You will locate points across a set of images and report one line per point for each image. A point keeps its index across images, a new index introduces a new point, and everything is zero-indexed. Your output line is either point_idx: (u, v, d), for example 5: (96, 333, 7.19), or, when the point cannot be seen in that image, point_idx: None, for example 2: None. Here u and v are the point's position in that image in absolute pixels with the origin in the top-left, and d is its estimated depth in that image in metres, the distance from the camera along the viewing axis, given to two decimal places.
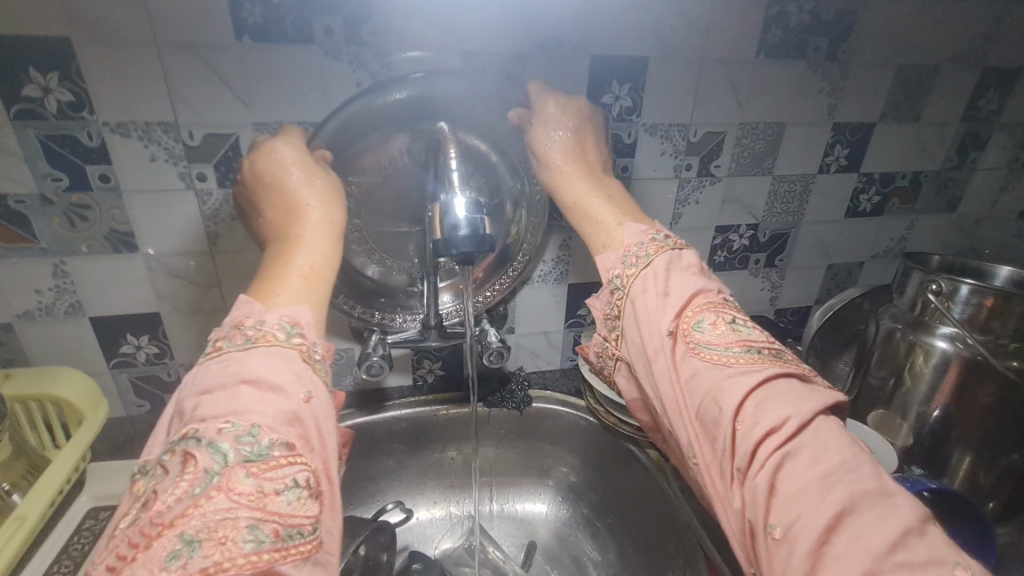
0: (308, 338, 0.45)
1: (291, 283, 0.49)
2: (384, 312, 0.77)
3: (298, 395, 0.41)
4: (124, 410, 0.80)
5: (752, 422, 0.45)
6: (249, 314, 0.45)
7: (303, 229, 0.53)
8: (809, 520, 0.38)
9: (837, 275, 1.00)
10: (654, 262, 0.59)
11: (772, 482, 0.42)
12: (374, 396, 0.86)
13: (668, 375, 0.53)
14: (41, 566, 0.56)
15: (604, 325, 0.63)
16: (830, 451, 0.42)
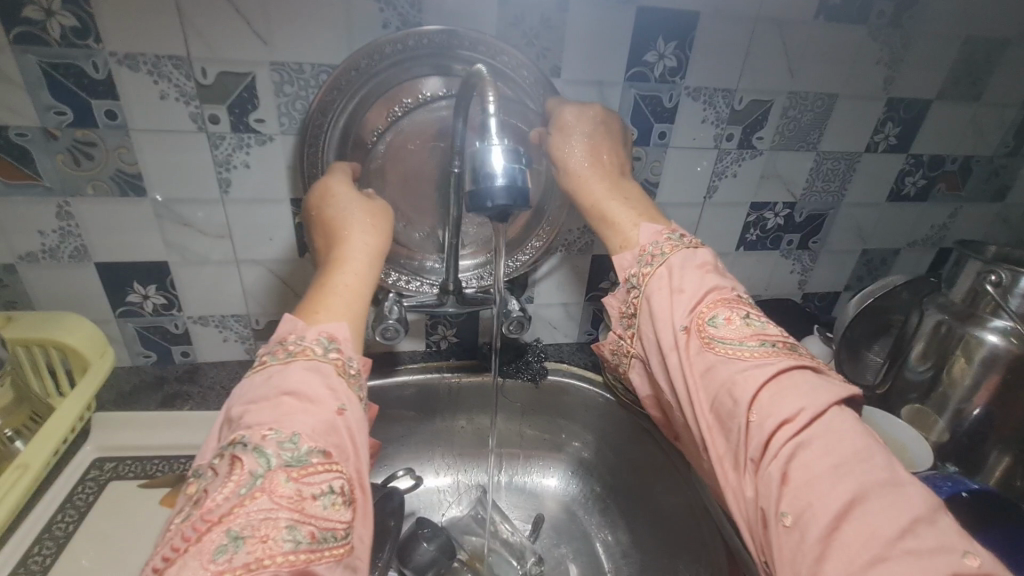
0: (344, 353, 0.47)
1: (333, 300, 0.51)
2: (401, 274, 0.74)
3: (333, 406, 0.42)
4: (130, 360, 0.77)
5: (766, 414, 0.45)
6: (292, 329, 0.48)
7: (346, 245, 0.55)
8: (822, 507, 0.38)
9: (871, 262, 0.96)
10: (670, 260, 0.57)
11: (784, 472, 0.42)
12: (385, 359, 0.84)
13: (682, 369, 0.52)
14: (45, 514, 0.56)
15: (620, 321, 0.61)
16: (843, 441, 0.41)
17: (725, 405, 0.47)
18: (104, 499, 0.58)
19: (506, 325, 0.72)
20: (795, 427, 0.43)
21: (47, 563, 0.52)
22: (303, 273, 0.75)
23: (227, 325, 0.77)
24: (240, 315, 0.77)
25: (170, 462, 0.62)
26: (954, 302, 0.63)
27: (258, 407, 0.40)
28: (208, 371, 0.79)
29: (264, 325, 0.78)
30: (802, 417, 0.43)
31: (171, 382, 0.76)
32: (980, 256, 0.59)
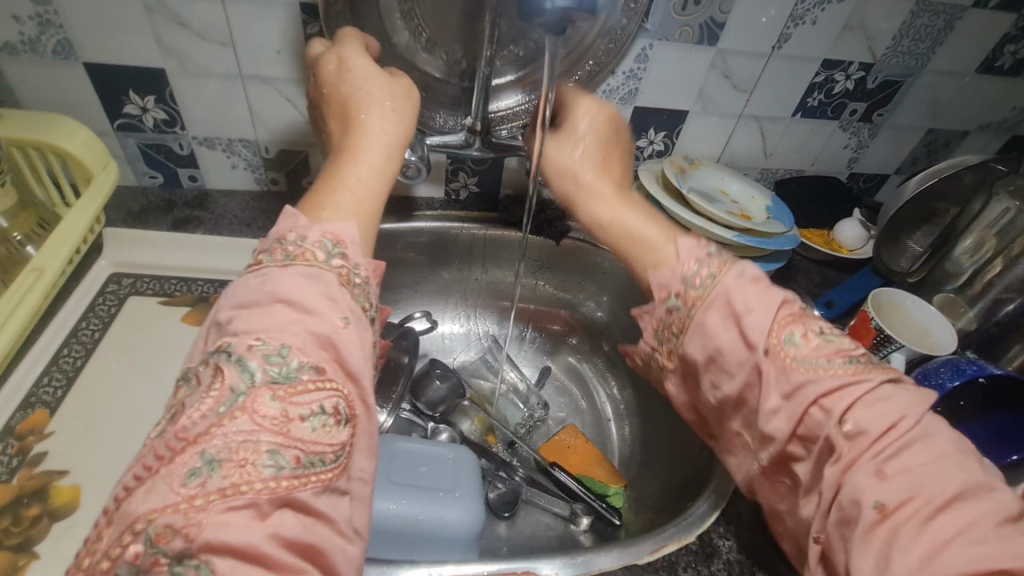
0: (350, 260, 0.38)
1: (343, 199, 0.41)
2: (424, 108, 0.67)
3: (333, 319, 0.34)
4: (135, 180, 0.73)
5: (855, 433, 0.36)
6: (294, 227, 0.38)
7: (359, 135, 0.45)
8: (923, 508, 0.33)
9: (933, 144, 0.87)
10: (724, 282, 0.43)
11: (878, 478, 0.35)
12: (402, 204, 0.80)
13: (755, 388, 0.41)
14: (69, 322, 0.56)
15: (652, 336, 0.49)
16: (951, 457, 0.35)
17: (807, 426, 0.39)
18: (125, 312, 0.58)
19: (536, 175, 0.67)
20: (892, 443, 0.35)
21: (78, 365, 0.53)
22: None
23: (234, 150, 0.72)
24: (248, 141, 0.71)
25: (188, 284, 0.62)
26: None
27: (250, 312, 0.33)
28: (219, 199, 0.75)
29: (274, 154, 0.73)
30: (898, 427, 0.36)
31: (181, 206, 0.73)
32: None
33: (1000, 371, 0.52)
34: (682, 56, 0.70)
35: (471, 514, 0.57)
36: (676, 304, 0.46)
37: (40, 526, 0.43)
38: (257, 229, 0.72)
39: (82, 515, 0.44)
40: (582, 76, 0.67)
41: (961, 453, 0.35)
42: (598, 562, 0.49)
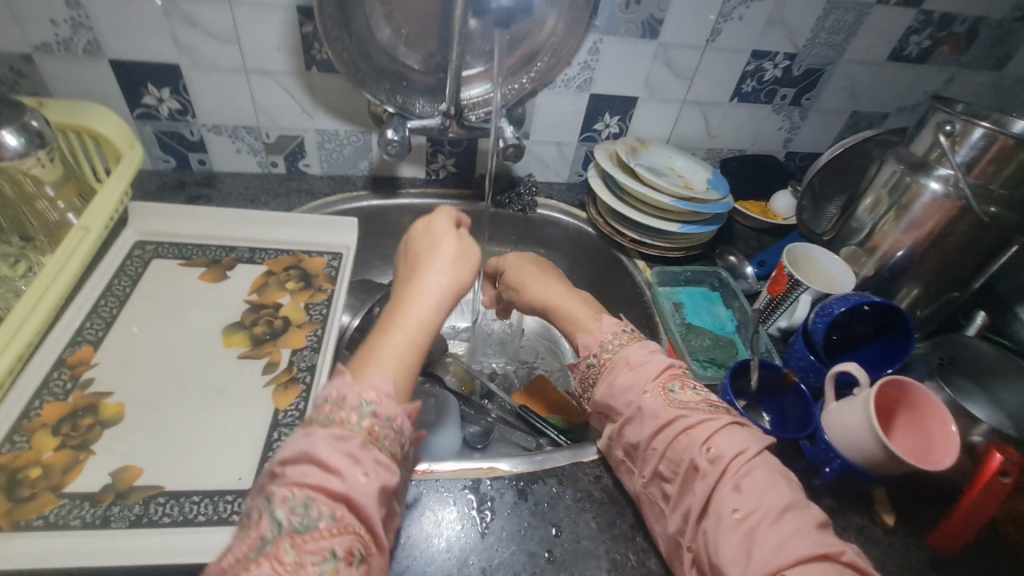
0: (382, 413, 0.42)
1: (383, 364, 0.45)
2: (405, 94, 0.77)
3: (353, 476, 0.38)
4: (151, 165, 0.83)
5: (715, 455, 0.47)
6: (340, 387, 0.42)
7: (415, 297, 0.50)
8: (765, 515, 0.43)
9: (857, 125, 0.99)
10: (625, 347, 0.57)
11: (734, 491, 0.45)
12: (388, 182, 0.90)
13: (639, 422, 0.52)
14: (103, 279, 0.66)
15: (578, 383, 0.61)
16: (766, 482, 0.45)
17: (678, 450, 0.49)
18: (150, 272, 0.68)
19: (502, 153, 0.78)
20: (739, 463, 0.46)
21: (114, 312, 0.63)
22: (310, 87, 0.78)
23: (239, 136, 0.82)
24: (251, 128, 0.81)
25: (203, 249, 0.72)
26: (913, 154, 0.68)
27: (291, 464, 0.39)
28: (225, 180, 0.86)
29: (274, 139, 0.83)
30: (745, 453, 0.47)
31: (191, 186, 0.83)
32: (946, 108, 0.63)
33: (879, 299, 0.63)
34: (628, 48, 0.81)
35: None
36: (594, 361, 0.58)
37: (94, 432, 0.52)
38: (261, 204, 0.83)
39: (125, 424, 0.53)
40: (543, 66, 0.78)
41: (789, 477, 0.46)
42: (550, 462, 0.59)
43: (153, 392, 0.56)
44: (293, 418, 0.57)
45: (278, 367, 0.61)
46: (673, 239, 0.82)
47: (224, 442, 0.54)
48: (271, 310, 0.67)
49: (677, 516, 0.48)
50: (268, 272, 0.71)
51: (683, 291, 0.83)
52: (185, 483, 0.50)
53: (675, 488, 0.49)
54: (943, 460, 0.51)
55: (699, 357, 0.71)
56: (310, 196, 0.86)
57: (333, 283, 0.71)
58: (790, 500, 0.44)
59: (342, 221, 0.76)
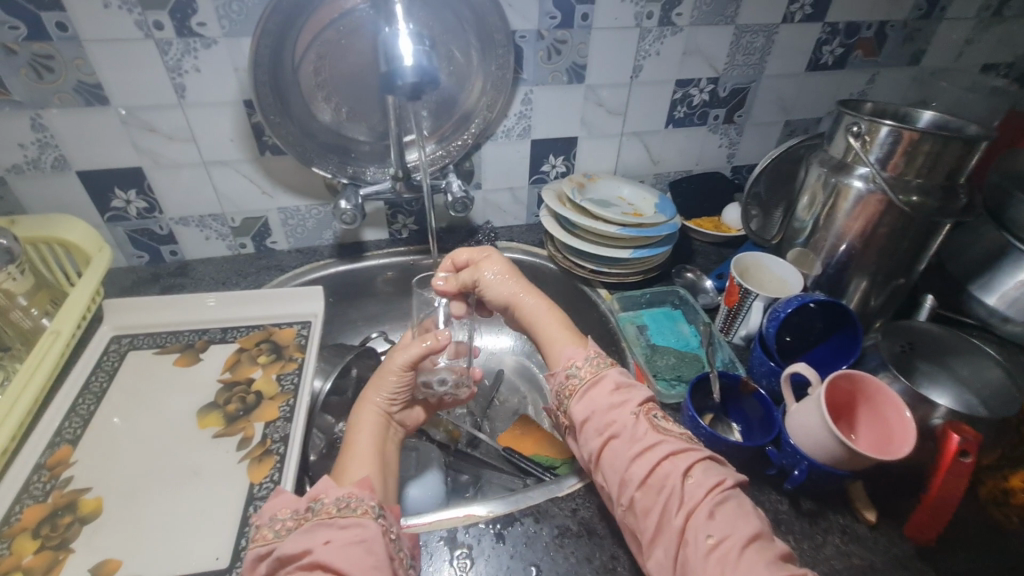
0: (388, 519, 0.48)
1: (356, 467, 0.56)
2: (356, 165, 0.82)
3: (332, 547, 0.44)
4: (126, 262, 0.88)
5: (694, 482, 0.50)
6: (324, 489, 0.49)
7: (365, 405, 0.63)
8: (737, 541, 0.45)
9: (794, 132, 1.04)
10: (609, 371, 0.61)
11: (709, 519, 0.47)
12: (354, 247, 0.94)
13: (621, 444, 0.54)
14: (80, 378, 0.68)
15: (555, 397, 0.63)
16: (736, 513, 0.48)
17: (658, 477, 0.51)
18: (126, 364, 0.71)
19: (451, 207, 0.82)
20: (714, 490, 0.49)
21: (92, 408, 0.65)
22: (267, 169, 0.83)
23: (206, 224, 0.87)
24: (217, 215, 0.86)
25: (177, 336, 0.75)
26: (833, 156, 0.71)
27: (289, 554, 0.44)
28: (197, 266, 0.90)
29: (240, 223, 0.88)
30: (719, 482, 0.50)
31: (165, 277, 0.87)
32: (851, 111, 0.67)
33: (823, 296, 0.65)
34: (559, 94, 0.86)
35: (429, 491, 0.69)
36: (576, 374, 0.61)
37: (73, 529, 0.54)
38: (232, 285, 0.86)
39: (104, 518, 0.55)
40: (481, 122, 0.83)
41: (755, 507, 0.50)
42: (526, 500, 0.59)
43: (131, 481, 0.58)
44: (268, 490, 0.58)
45: (252, 441, 0.62)
46: (629, 264, 0.85)
47: (201, 522, 0.55)
48: (244, 386, 0.69)
49: (653, 547, 0.49)
50: (240, 348, 0.74)
51: (647, 313, 0.85)
52: (163, 569, 0.51)
53: (650, 517, 0.50)
54: (901, 450, 0.52)
55: (666, 376, 0.72)
56: (279, 271, 0.89)
57: (303, 351, 0.74)
58: (760, 530, 0.47)
59: (308, 290, 0.80)
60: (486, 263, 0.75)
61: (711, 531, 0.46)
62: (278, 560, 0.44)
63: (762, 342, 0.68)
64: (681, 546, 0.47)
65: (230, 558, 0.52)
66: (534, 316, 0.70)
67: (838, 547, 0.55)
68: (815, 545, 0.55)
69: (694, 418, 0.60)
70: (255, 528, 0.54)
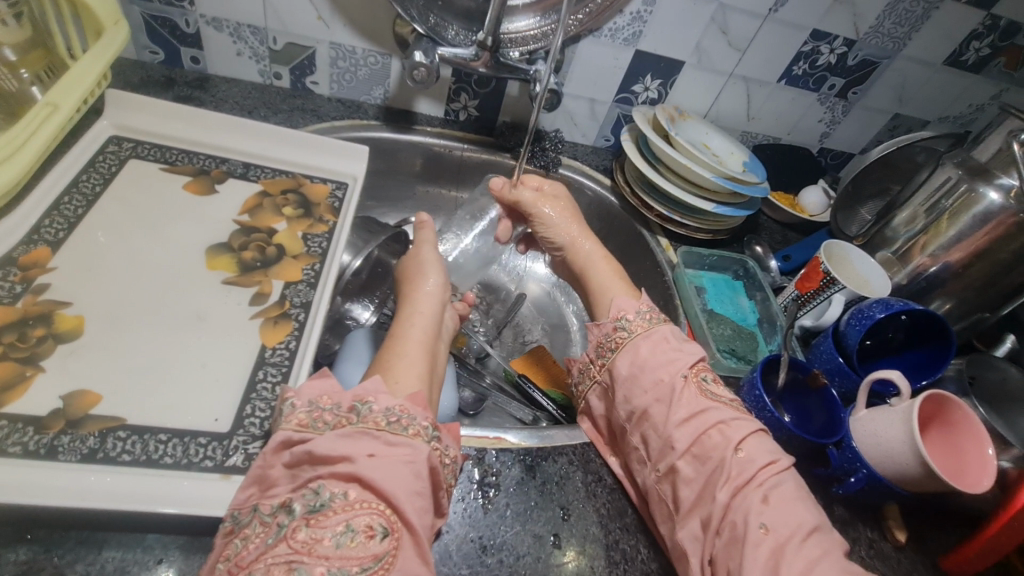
0: (444, 441, 0.44)
1: (403, 372, 0.47)
2: (440, 17, 0.69)
3: (363, 452, 0.39)
4: (136, 54, 0.73)
5: (745, 458, 0.45)
6: (374, 392, 0.43)
7: (417, 300, 0.56)
8: (795, 533, 0.40)
9: (896, 129, 0.95)
10: (662, 327, 0.54)
11: (762, 503, 0.42)
12: (402, 115, 0.82)
13: (665, 406, 0.48)
14: (68, 173, 0.56)
15: (593, 348, 0.56)
16: (795, 505, 0.43)
17: (705, 447, 0.46)
18: (126, 173, 0.59)
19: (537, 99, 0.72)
20: (769, 475, 0.44)
21: (79, 213, 0.54)
22: None
23: (242, 36, 0.72)
24: (258, 29, 0.71)
25: (190, 156, 0.63)
26: (974, 160, 0.64)
27: (321, 454, 0.39)
28: (220, 84, 0.76)
29: (282, 47, 0.74)
30: (775, 466, 0.45)
31: (181, 85, 0.73)
32: (1021, 114, 0.60)
33: (921, 308, 0.59)
34: (687, 4, 0.74)
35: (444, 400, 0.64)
36: (624, 325, 0.54)
37: (45, 346, 0.44)
38: (259, 118, 0.73)
39: (84, 342, 0.46)
40: (594, 8, 0.72)
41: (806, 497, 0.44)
42: (561, 438, 0.54)
43: (123, 308, 0.49)
44: (282, 358, 0.50)
45: (268, 299, 0.54)
46: (704, 218, 0.77)
47: (201, 375, 0.47)
48: (264, 235, 0.59)
49: (688, 517, 0.45)
50: (263, 192, 0.63)
51: (706, 276, 0.78)
52: (151, 417, 0.43)
53: (692, 488, 0.45)
54: (978, 482, 0.48)
55: (720, 347, 0.67)
56: (315, 117, 0.77)
57: (336, 214, 0.64)
58: (818, 523, 0.42)
59: (352, 148, 0.68)
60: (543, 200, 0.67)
61: (768, 519, 0.41)
62: (308, 457, 0.39)
63: (836, 337, 0.63)
64: (723, 521, 0.43)
65: (232, 423, 0.45)
66: (594, 260, 0.63)
67: (864, 559, 0.53)
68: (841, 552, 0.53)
69: (759, 398, 0.55)
70: (263, 397, 0.47)
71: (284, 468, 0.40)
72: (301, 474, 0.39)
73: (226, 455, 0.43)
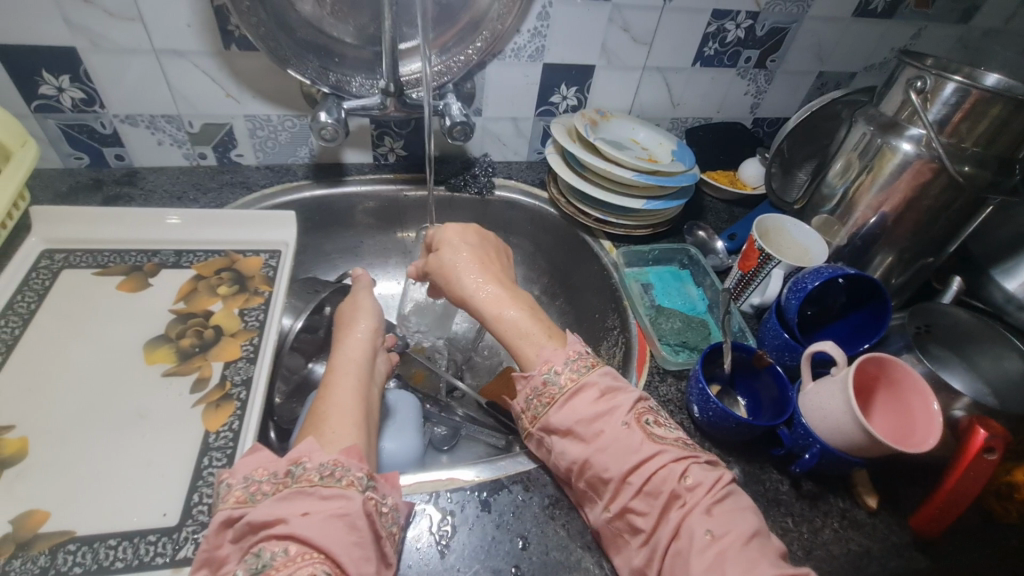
0: (379, 491, 0.44)
1: (336, 421, 0.49)
2: (340, 73, 0.70)
3: (297, 508, 0.40)
4: (61, 163, 0.75)
5: (693, 484, 0.45)
6: (307, 451, 0.44)
7: (348, 344, 0.58)
8: (737, 536, 0.42)
9: (825, 86, 0.94)
10: (593, 377, 0.52)
11: (707, 515, 0.44)
12: (332, 169, 0.83)
13: (608, 453, 0.48)
14: (4, 295, 0.58)
15: (523, 401, 0.53)
16: (739, 518, 0.44)
17: (655, 483, 0.46)
18: (60, 284, 0.61)
19: (449, 133, 0.72)
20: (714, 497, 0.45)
21: (17, 333, 0.56)
22: (233, 67, 0.70)
23: (158, 126, 0.74)
24: (171, 117, 0.73)
25: (121, 255, 0.65)
26: (883, 114, 0.64)
27: (260, 522, 0.39)
28: (148, 175, 0.78)
29: (199, 128, 0.76)
30: (719, 490, 0.46)
31: (110, 184, 0.75)
32: (916, 62, 0.59)
33: (853, 271, 0.60)
34: (580, 12, 0.74)
35: (407, 444, 0.62)
36: (554, 378, 0.51)
37: None
38: (189, 201, 0.75)
39: (31, 461, 0.47)
40: (489, 35, 0.72)
41: (748, 508, 0.45)
42: (514, 467, 0.55)
43: (67, 421, 0.50)
44: (226, 440, 0.51)
45: (209, 384, 0.55)
46: (639, 215, 0.78)
47: (146, 474, 0.48)
48: (201, 319, 0.60)
49: (646, 545, 0.45)
50: (197, 276, 0.65)
51: (652, 271, 0.80)
52: (100, 525, 0.44)
53: (647, 518, 0.46)
54: (925, 442, 0.47)
55: (669, 342, 0.67)
56: (245, 189, 0.78)
57: (271, 284, 0.65)
58: (758, 528, 0.43)
59: (278, 215, 0.70)
60: (449, 246, 0.62)
61: (716, 531, 0.43)
62: (248, 526, 0.39)
63: (780, 312, 0.63)
64: (675, 542, 0.44)
65: (180, 516, 0.46)
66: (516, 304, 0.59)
67: (836, 532, 0.52)
68: (813, 528, 0.52)
69: (703, 392, 0.55)
70: (210, 483, 0.48)
71: (230, 544, 0.40)
72: (246, 541, 0.40)
73: (177, 548, 0.44)
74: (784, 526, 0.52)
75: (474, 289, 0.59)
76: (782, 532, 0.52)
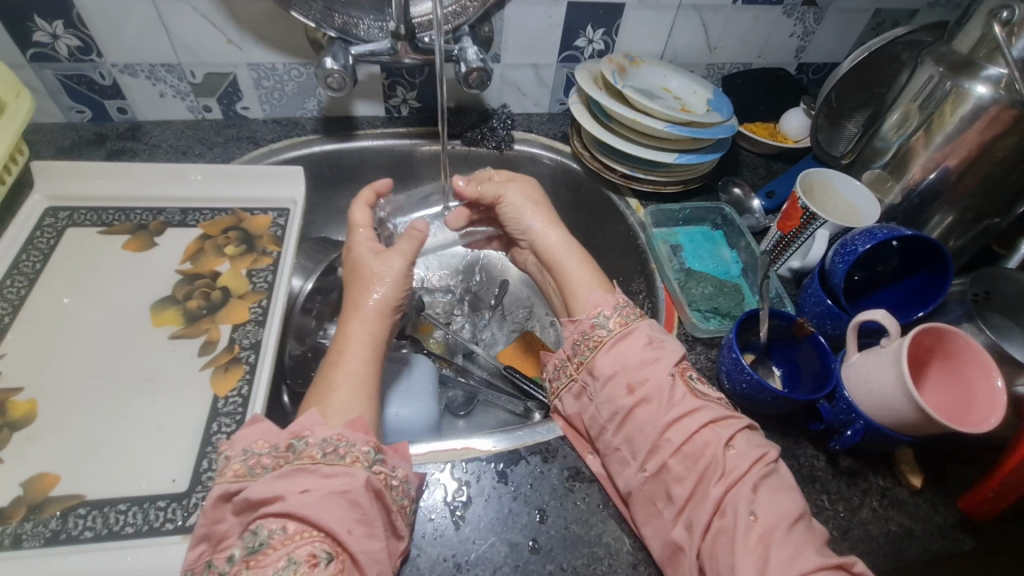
0: (389, 464, 0.42)
1: (344, 392, 0.46)
2: (346, 14, 0.65)
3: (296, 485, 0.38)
4: (63, 116, 0.72)
5: (737, 454, 0.44)
6: (310, 425, 0.42)
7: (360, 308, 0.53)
8: (780, 521, 0.40)
9: (881, 26, 0.85)
10: (638, 327, 0.52)
11: (752, 493, 0.42)
12: (341, 122, 0.79)
13: (654, 406, 0.47)
14: (8, 254, 0.57)
15: (569, 345, 0.54)
16: (783, 495, 0.42)
17: (696, 446, 0.45)
18: (65, 243, 0.59)
19: (464, 80, 0.66)
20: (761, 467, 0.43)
21: (22, 293, 0.54)
22: (231, 10, 0.65)
23: (158, 77, 0.70)
24: (172, 66, 0.69)
25: (127, 213, 0.63)
26: (956, 53, 0.57)
27: (262, 504, 0.38)
28: (152, 129, 0.74)
29: (201, 79, 0.71)
30: (763, 457, 0.44)
31: (113, 139, 0.72)
32: None
33: (911, 232, 0.53)
34: None
35: (421, 412, 0.60)
36: (604, 323, 0.53)
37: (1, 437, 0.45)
38: (194, 157, 0.72)
39: (41, 425, 0.46)
40: None
41: (789, 490, 0.43)
42: (530, 438, 0.52)
43: (75, 385, 0.49)
44: (236, 406, 0.49)
45: (217, 347, 0.53)
46: (671, 170, 0.72)
47: (158, 439, 0.47)
48: (208, 280, 0.58)
49: (681, 517, 0.43)
50: (203, 235, 0.62)
51: (682, 232, 0.75)
52: (110, 489, 0.44)
53: (684, 485, 0.44)
54: (986, 420, 0.43)
55: (700, 308, 0.63)
56: (252, 144, 0.75)
57: (279, 243, 0.62)
58: (801, 509, 0.42)
59: (286, 170, 0.66)
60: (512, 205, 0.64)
61: (761, 508, 0.41)
62: (245, 502, 0.38)
63: (824, 277, 0.58)
64: (717, 518, 0.42)
65: (190, 481, 0.45)
66: (551, 253, 0.60)
67: (876, 511, 0.49)
68: (851, 507, 0.49)
69: (736, 361, 0.51)
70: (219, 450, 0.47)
71: (233, 519, 0.39)
72: (247, 516, 0.38)
73: (187, 515, 0.43)
74: (819, 503, 0.49)
75: (546, 235, 0.62)
76: (818, 510, 0.49)
